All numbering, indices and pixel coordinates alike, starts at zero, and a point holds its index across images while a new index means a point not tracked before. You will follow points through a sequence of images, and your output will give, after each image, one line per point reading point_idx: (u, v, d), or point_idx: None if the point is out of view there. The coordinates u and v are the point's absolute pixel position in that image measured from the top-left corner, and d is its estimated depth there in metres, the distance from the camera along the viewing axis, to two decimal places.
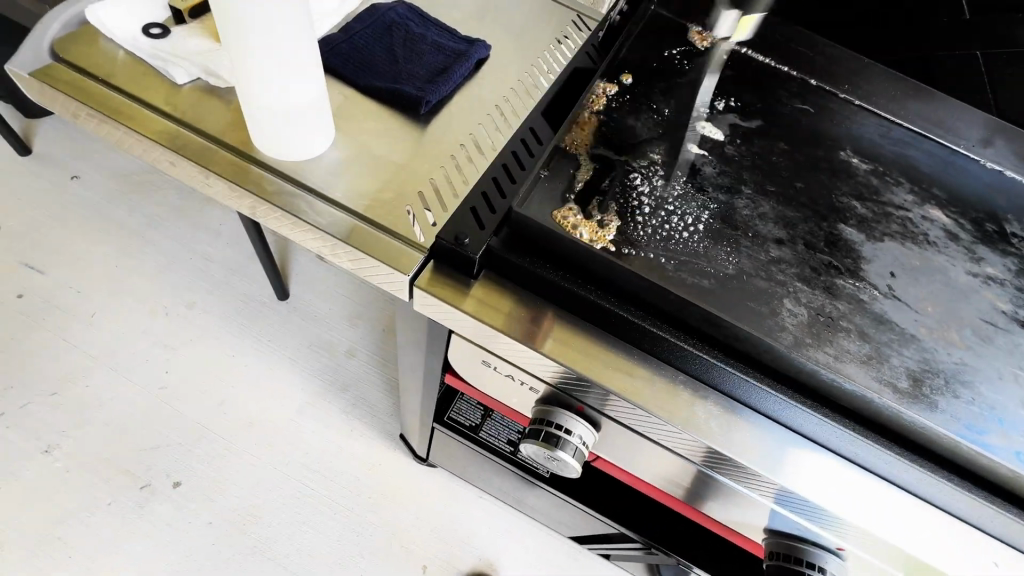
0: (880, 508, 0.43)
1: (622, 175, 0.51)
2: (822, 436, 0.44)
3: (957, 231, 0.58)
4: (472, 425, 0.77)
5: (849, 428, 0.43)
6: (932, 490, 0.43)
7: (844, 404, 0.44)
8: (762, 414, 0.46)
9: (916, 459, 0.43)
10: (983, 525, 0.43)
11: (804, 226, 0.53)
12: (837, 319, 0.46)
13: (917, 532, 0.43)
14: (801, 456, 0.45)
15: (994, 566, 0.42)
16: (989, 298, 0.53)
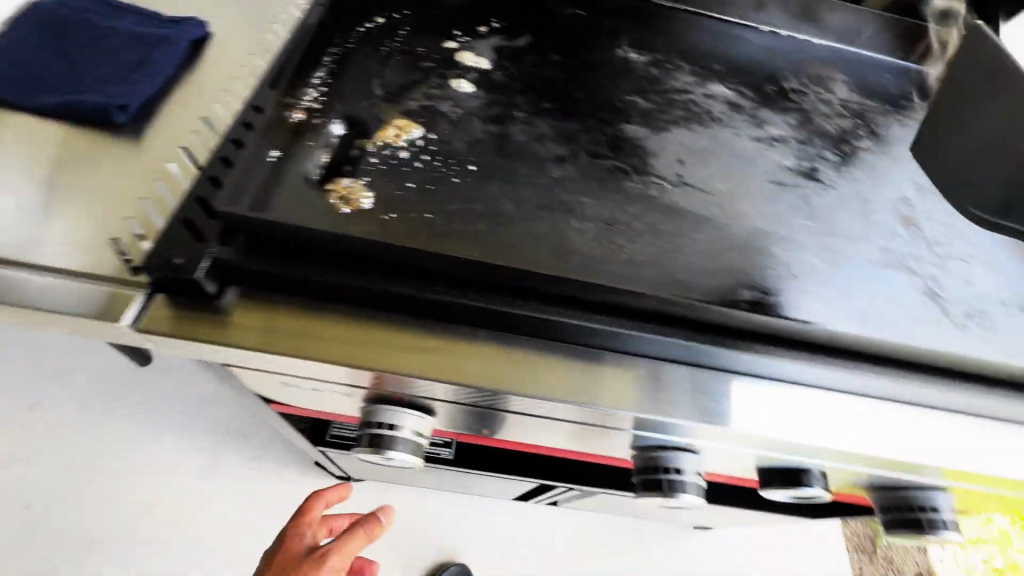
0: (760, 405, 0.43)
1: (373, 135, 0.45)
2: (687, 355, 0.43)
3: (739, 101, 0.58)
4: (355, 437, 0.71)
5: (678, 335, 0.42)
6: (800, 372, 0.44)
7: (663, 313, 0.41)
8: (623, 351, 0.44)
9: (727, 346, 0.43)
10: (856, 390, 0.44)
11: (585, 137, 0.50)
12: (628, 224, 0.44)
13: (801, 417, 0.43)
14: (668, 378, 0.43)
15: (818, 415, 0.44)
16: (773, 159, 0.53)
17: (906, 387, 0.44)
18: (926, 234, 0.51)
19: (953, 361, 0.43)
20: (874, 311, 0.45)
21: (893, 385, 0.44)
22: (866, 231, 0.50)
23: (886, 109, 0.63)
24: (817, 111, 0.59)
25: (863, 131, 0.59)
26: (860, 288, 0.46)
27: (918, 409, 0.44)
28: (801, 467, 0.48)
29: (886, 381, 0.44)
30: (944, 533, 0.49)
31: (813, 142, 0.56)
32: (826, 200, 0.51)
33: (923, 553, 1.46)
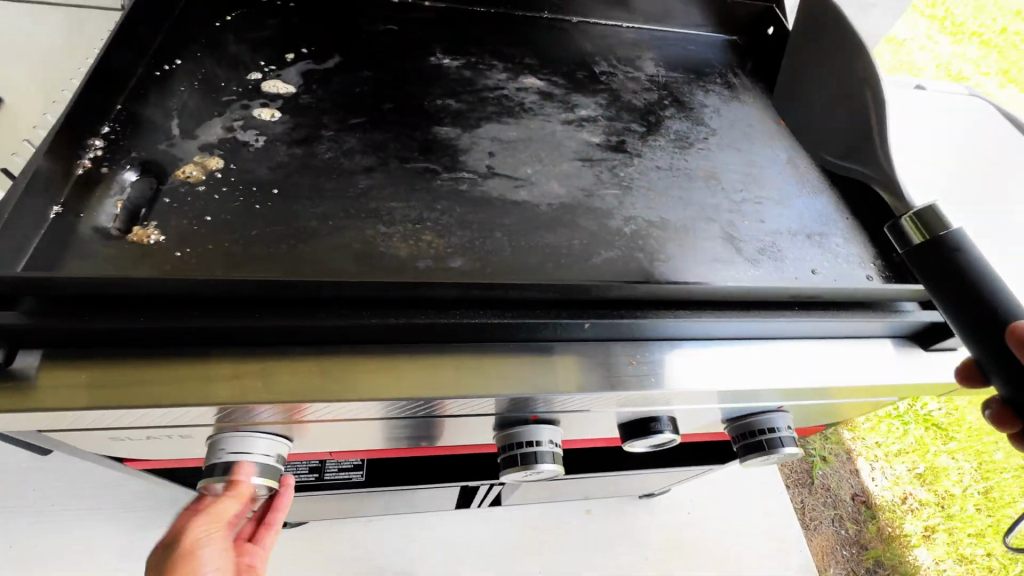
0: (715, 367, 0.49)
1: (169, 175, 0.45)
2: (639, 332, 0.47)
3: (551, 89, 0.62)
4: None
5: (531, 317, 0.44)
6: (746, 329, 0.49)
7: (480, 296, 0.43)
8: (576, 340, 0.47)
9: (543, 319, 0.44)
10: (795, 333, 0.51)
11: (394, 145, 0.52)
12: (436, 220, 0.47)
13: (756, 369, 0.49)
14: (626, 356, 0.47)
15: (630, 363, 0.47)
16: (581, 139, 0.57)
17: (841, 323, 0.50)
18: (723, 185, 0.57)
19: (751, 293, 0.47)
20: (803, 266, 0.51)
21: (831, 323, 0.50)
22: (766, 193, 0.57)
23: (691, 77, 0.69)
24: (623, 90, 0.64)
25: (668, 102, 0.65)
26: (782, 246, 0.52)
27: (721, 344, 0.50)
28: (648, 416, 0.52)
29: (825, 321, 0.50)
30: (784, 450, 0.53)
31: (621, 117, 0.61)
32: (632, 168, 0.56)
33: (856, 475, 1.54)
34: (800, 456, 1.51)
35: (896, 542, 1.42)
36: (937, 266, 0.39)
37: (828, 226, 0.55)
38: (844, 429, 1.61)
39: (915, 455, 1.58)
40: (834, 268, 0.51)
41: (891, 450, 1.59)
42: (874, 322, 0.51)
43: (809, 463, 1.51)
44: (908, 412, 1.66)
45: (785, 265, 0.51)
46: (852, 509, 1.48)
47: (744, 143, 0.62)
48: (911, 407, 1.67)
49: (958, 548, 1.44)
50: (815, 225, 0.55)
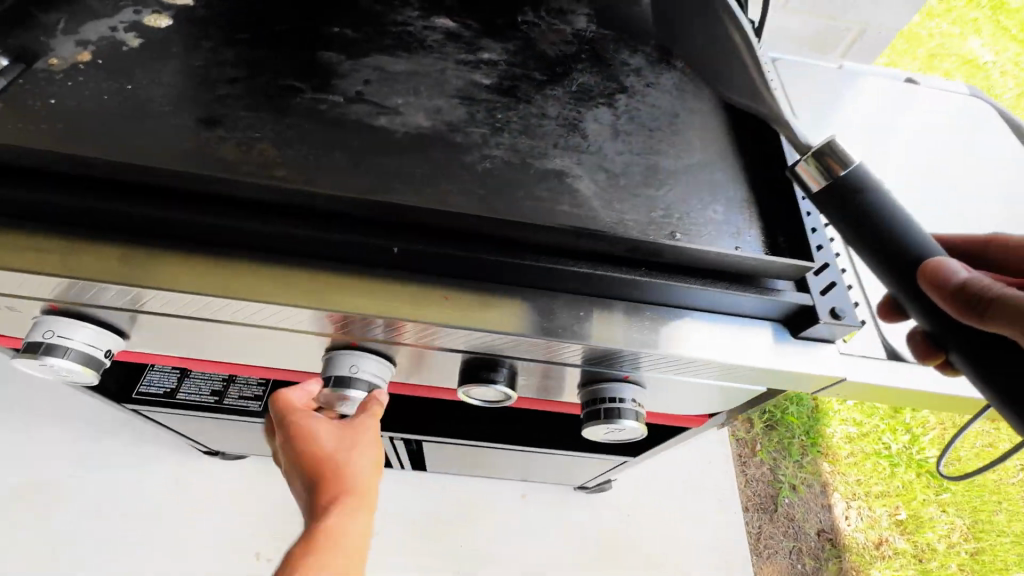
0: (540, 314, 0.46)
1: (38, 60, 0.47)
2: (463, 268, 0.45)
3: (459, 31, 0.60)
4: (169, 391, 0.78)
5: (344, 234, 0.43)
6: (583, 279, 0.45)
7: (294, 205, 0.43)
8: (396, 267, 0.45)
9: (354, 238, 0.43)
10: (642, 296, 0.47)
11: (270, 63, 0.52)
12: (278, 132, 0.47)
13: (585, 323, 0.46)
14: (446, 289, 0.46)
15: (444, 300, 0.45)
16: (471, 79, 0.55)
17: (692, 292, 0.46)
18: (609, 139, 0.53)
19: (583, 242, 0.44)
20: (659, 225, 0.47)
21: (681, 291, 0.46)
22: (654, 151, 0.53)
23: (622, 36, 0.65)
24: (538, 40, 0.62)
25: (585, 56, 0.61)
26: (647, 204, 0.48)
27: (561, 295, 0.47)
28: (485, 365, 0.50)
29: (674, 286, 0.45)
30: (626, 423, 0.50)
31: (523, 64, 0.58)
32: (512, 112, 0.53)
33: (828, 510, 1.42)
34: (766, 480, 1.43)
35: None
36: (840, 208, 0.41)
37: (713, 193, 0.51)
38: (823, 460, 1.50)
39: (898, 500, 1.46)
40: (700, 234, 0.48)
41: (873, 491, 1.47)
42: (736, 298, 0.46)
43: (776, 488, 1.42)
44: (899, 453, 1.54)
45: (645, 222, 0.47)
46: (813, 545, 1.37)
47: (655, 103, 0.58)
48: (904, 450, 1.54)
49: None
50: (698, 191, 0.51)
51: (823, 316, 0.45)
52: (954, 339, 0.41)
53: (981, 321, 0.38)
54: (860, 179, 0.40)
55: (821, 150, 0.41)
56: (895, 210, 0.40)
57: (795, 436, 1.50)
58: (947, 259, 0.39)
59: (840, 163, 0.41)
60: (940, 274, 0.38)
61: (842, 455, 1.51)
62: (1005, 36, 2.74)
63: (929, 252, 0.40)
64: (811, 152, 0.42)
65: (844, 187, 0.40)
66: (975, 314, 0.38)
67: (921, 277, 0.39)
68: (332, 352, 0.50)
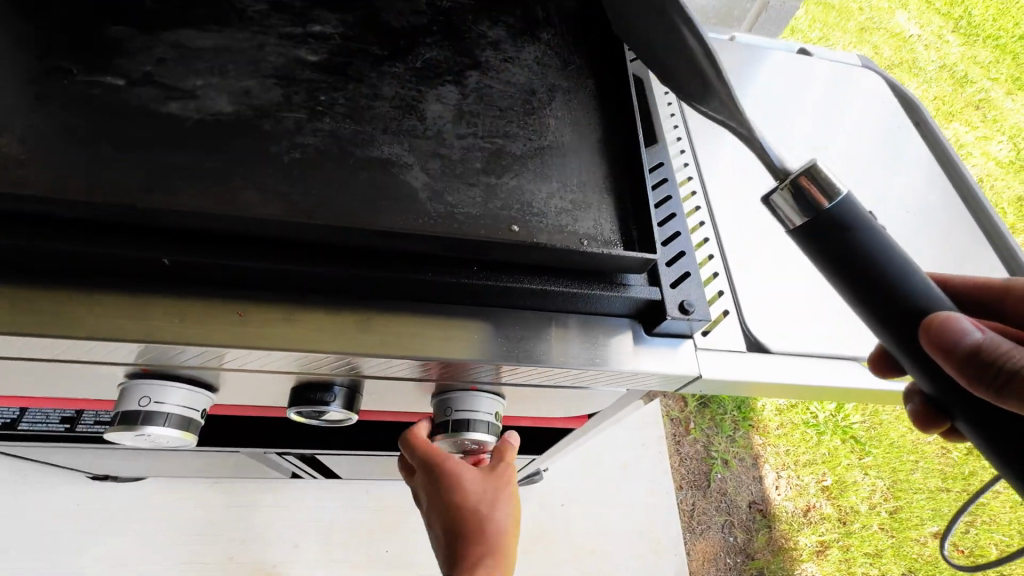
0: (362, 326, 0.41)
1: None
2: (265, 279, 0.39)
3: (289, 1, 0.53)
4: (9, 423, 0.68)
5: (104, 246, 0.36)
6: (408, 285, 0.40)
7: (33, 214, 0.35)
8: (186, 282, 0.39)
9: (116, 252, 0.36)
10: (480, 299, 0.42)
11: (33, 39, 0.43)
12: (29, 125, 0.39)
13: (416, 335, 0.41)
14: (249, 303, 0.40)
15: (238, 317, 0.39)
16: (293, 56, 0.48)
17: (532, 293, 0.42)
18: (451, 122, 0.47)
19: (401, 244, 0.39)
20: (495, 220, 0.42)
21: (519, 292, 0.41)
22: (501, 135, 0.48)
23: (483, 5, 0.58)
24: (384, 11, 0.55)
25: (437, 28, 0.55)
26: (484, 196, 0.43)
27: (386, 301, 0.42)
28: (313, 384, 0.44)
29: (510, 288, 0.41)
30: (473, 435, 0.47)
31: (361, 38, 0.52)
32: (338, 93, 0.47)
33: (759, 482, 1.45)
34: (701, 457, 1.43)
35: (784, 554, 1.36)
36: (823, 249, 0.35)
37: (563, 180, 0.46)
38: (755, 433, 1.52)
39: (824, 467, 1.51)
40: (542, 225, 0.43)
41: (801, 460, 1.51)
42: (581, 297, 0.42)
43: (708, 465, 1.42)
44: (826, 422, 1.58)
45: (478, 215, 0.42)
46: (745, 517, 1.39)
47: (510, 80, 0.52)
48: (831, 418, 1.59)
49: (849, 566, 1.38)
50: (545, 179, 0.46)
51: (673, 313, 0.41)
52: (955, 402, 0.37)
53: (996, 398, 0.34)
54: (849, 216, 0.34)
55: (801, 179, 0.35)
56: (894, 250, 0.35)
57: (727, 412, 1.52)
58: (953, 313, 0.34)
59: (822, 192, 0.35)
60: (949, 333, 0.33)
61: (772, 427, 1.54)
62: (928, 9, 2.82)
63: (931, 301, 0.35)
64: (788, 179, 0.35)
65: (829, 227, 0.34)
66: (990, 385, 0.34)
67: (923, 337, 0.34)
68: (127, 382, 0.43)
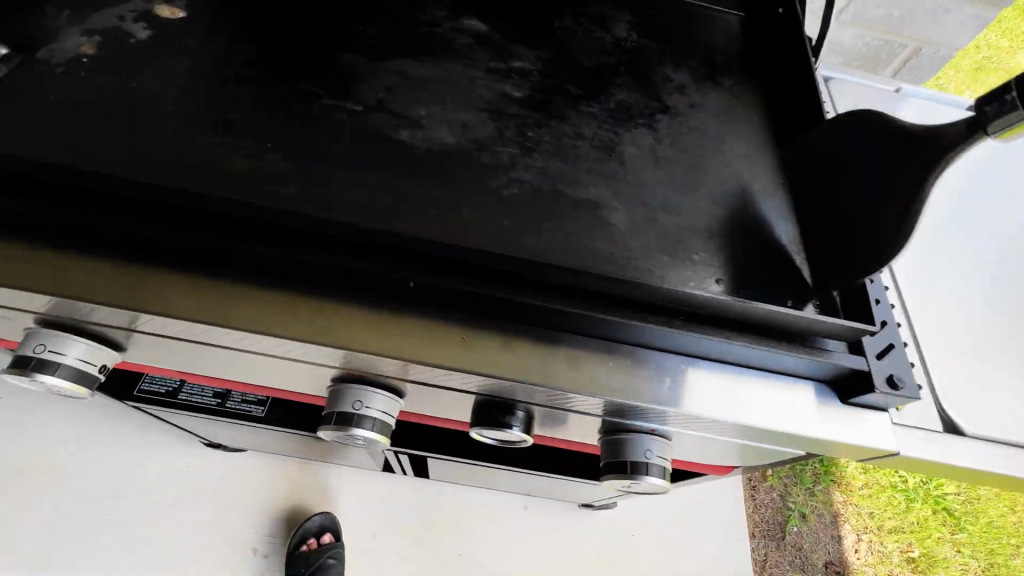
0: (555, 361, 0.42)
1: (38, 50, 0.44)
2: (472, 306, 0.42)
3: (490, 35, 0.56)
4: (170, 391, 0.76)
5: (357, 265, 0.39)
6: (603, 326, 0.42)
7: (303, 232, 0.39)
8: (400, 301, 0.42)
9: (369, 270, 0.39)
10: (666, 346, 0.43)
11: (285, 62, 0.48)
12: (290, 145, 0.43)
13: (603, 376, 0.42)
14: (448, 326, 0.42)
15: (463, 339, 0.42)
16: (500, 90, 0.51)
17: (725, 347, 0.42)
18: (650, 167, 0.49)
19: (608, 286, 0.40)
20: (687, 274, 0.43)
21: (710, 344, 0.42)
22: (688, 183, 0.49)
23: (666, 48, 0.60)
24: (576, 50, 0.57)
25: (625, 69, 0.56)
26: (675, 249, 0.44)
27: (583, 339, 0.43)
28: (496, 406, 0.46)
29: (703, 340, 0.41)
30: (651, 480, 0.47)
31: (558, 76, 0.54)
32: (545, 131, 0.49)
33: (837, 542, 1.37)
34: (776, 506, 1.37)
35: None
36: None
37: (764, 237, 0.46)
38: (836, 490, 1.44)
39: (911, 537, 1.41)
40: (746, 281, 0.43)
41: (885, 526, 1.41)
42: (771, 357, 0.42)
43: (784, 516, 1.36)
44: (916, 488, 1.48)
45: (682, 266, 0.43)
46: None
47: (698, 128, 0.53)
48: (923, 485, 1.47)
49: None
50: (741, 234, 0.46)
51: (879, 387, 0.41)
52: None
53: None
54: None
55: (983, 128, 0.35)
56: None
57: (808, 464, 1.44)
58: None
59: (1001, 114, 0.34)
60: None
61: (856, 486, 1.46)
62: None
63: None
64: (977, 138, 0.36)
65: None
66: None
67: None
68: (337, 384, 0.47)
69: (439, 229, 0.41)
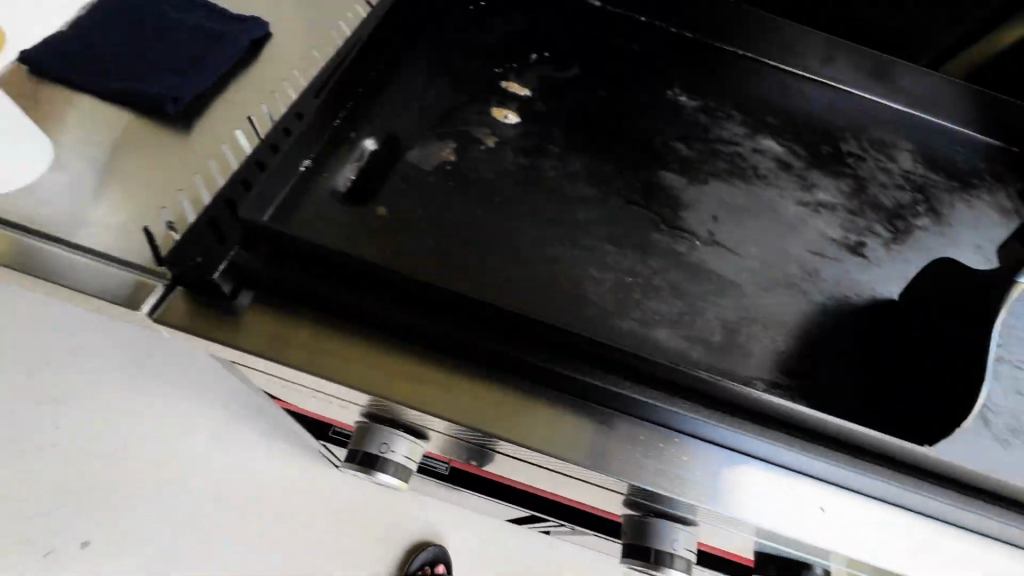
0: (858, 528, 0.38)
1: (407, 152, 0.45)
2: (774, 456, 0.39)
3: (789, 159, 0.55)
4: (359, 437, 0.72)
5: (732, 423, 0.38)
6: (911, 498, 0.38)
7: (687, 385, 0.38)
8: (693, 436, 0.40)
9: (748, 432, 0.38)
10: (978, 528, 0.39)
11: (618, 181, 0.48)
12: (648, 280, 0.43)
13: (911, 553, 0.38)
14: (736, 469, 0.40)
15: (821, 512, 0.39)
16: (816, 227, 0.50)
17: None
18: None
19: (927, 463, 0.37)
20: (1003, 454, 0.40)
21: None
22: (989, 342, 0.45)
23: (952, 185, 0.59)
24: (871, 181, 0.56)
25: (922, 208, 0.55)
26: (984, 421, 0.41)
27: (951, 530, 0.39)
28: (800, 561, 0.47)
29: None
30: None
31: (864, 214, 0.53)
32: (865, 279, 0.48)
33: None
34: None
35: None
36: None
37: None
38: None
39: None
40: None
41: None
42: None
43: None
44: None
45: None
46: None
47: None
48: None
49: None
50: None
51: None
52: None
53: None
54: None
55: None
56: None
57: None
58: None
59: None
60: None
61: None
62: None
63: None
64: None
65: None
66: None
67: None
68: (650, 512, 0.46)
69: (801, 390, 0.40)
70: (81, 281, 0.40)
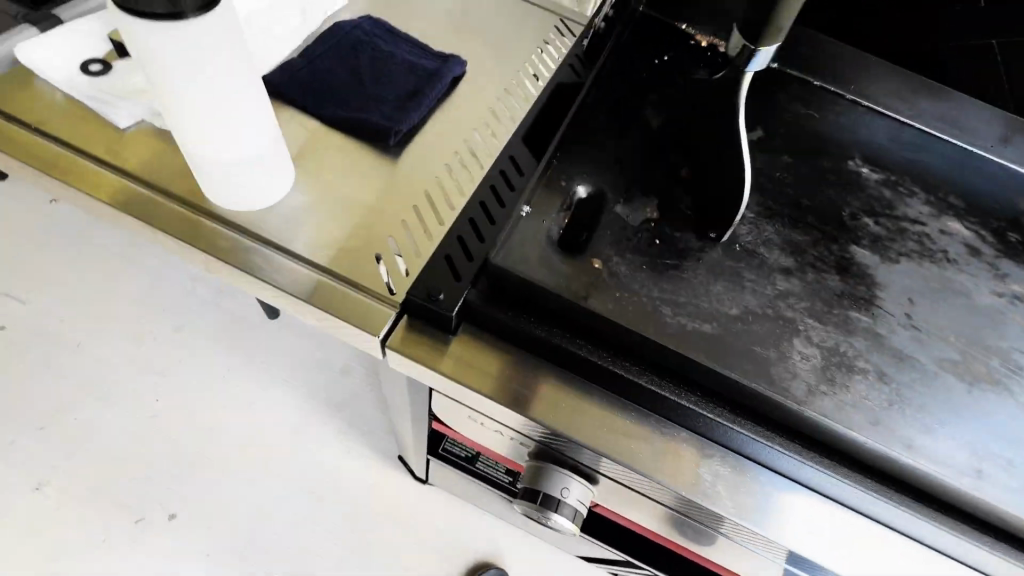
0: None
1: (612, 208, 0.47)
2: (892, 519, 0.39)
3: (977, 244, 0.54)
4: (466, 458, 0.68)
5: (924, 513, 0.39)
6: None
7: (885, 471, 0.39)
8: (817, 490, 0.40)
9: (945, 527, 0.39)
10: None
11: (811, 252, 0.48)
12: (856, 360, 0.42)
13: None
14: (854, 527, 0.40)
15: None
16: (1016, 321, 0.48)
17: None
18: None
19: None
20: None
21: None
22: None
23: None
24: None
25: None
26: None
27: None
28: None
29: None
30: None
31: None
32: None
33: None
34: None
35: None
36: None
37: None
38: None
39: None
40: None
41: None
42: None
43: None
44: None
45: None
46: None
47: None
48: None
49: None
50: None
51: None
52: None
53: None
54: None
55: None
56: None
57: None
58: None
59: None
60: None
61: None
62: None
63: None
64: None
65: None
66: None
67: None
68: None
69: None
70: (289, 286, 0.44)
